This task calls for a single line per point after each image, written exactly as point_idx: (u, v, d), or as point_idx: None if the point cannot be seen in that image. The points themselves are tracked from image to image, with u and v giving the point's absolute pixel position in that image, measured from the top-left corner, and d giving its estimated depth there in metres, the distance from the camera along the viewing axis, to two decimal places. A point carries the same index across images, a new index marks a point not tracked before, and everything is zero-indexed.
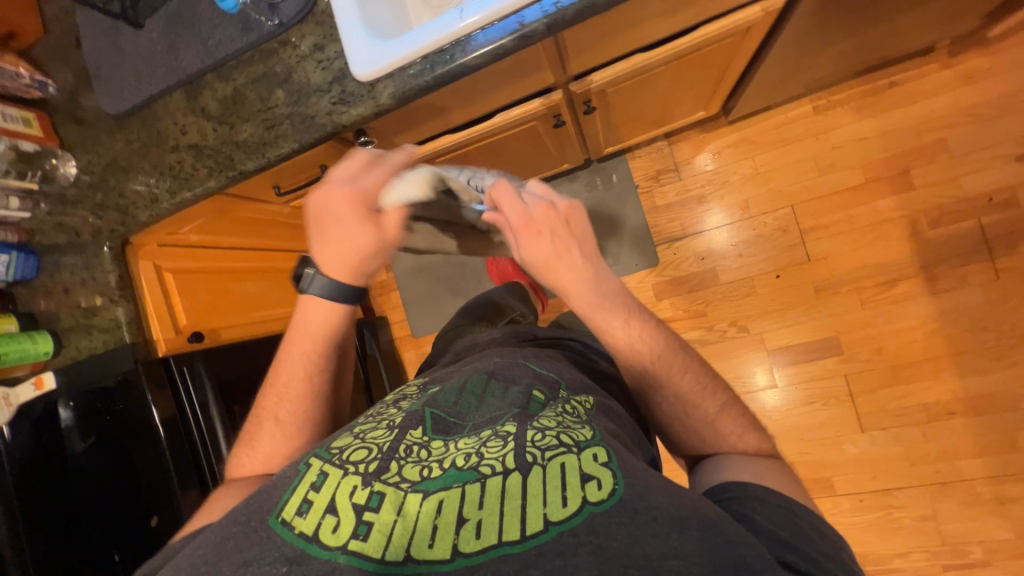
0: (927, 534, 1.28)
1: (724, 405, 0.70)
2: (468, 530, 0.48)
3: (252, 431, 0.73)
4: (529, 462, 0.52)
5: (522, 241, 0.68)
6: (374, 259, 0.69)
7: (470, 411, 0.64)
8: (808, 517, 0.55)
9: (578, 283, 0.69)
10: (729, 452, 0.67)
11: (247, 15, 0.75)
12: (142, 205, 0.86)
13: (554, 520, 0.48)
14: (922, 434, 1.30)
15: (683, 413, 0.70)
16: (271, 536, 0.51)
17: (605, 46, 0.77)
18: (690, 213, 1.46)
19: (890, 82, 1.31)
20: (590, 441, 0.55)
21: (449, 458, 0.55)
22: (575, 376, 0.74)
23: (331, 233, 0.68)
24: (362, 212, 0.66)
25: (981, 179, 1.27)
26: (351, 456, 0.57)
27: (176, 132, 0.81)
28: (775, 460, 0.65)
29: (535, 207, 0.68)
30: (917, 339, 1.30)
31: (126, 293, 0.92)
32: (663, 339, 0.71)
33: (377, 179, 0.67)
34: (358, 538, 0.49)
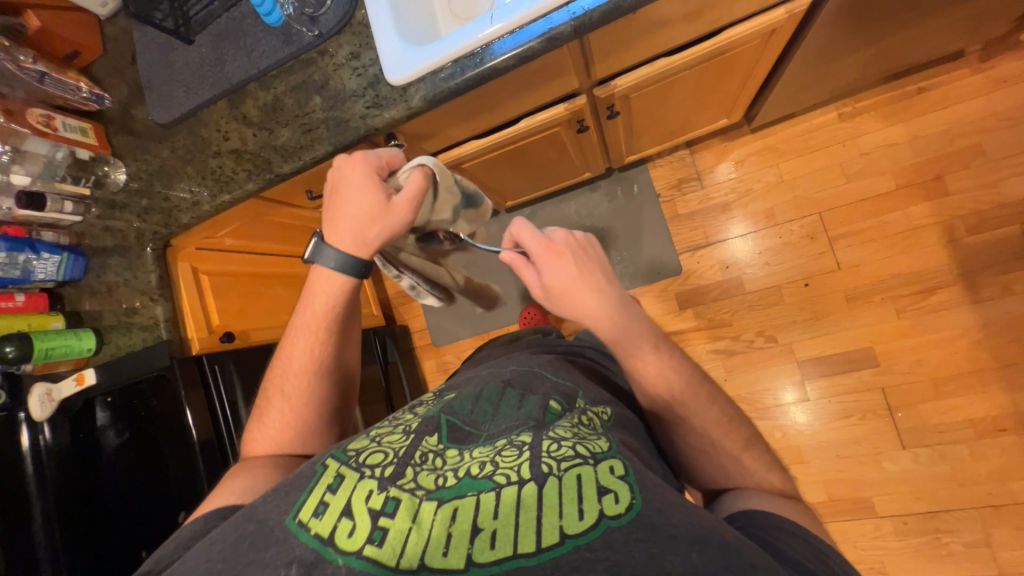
0: (980, 562, 1.19)
1: (748, 440, 0.67)
2: (483, 540, 0.46)
3: (263, 407, 0.75)
4: (544, 471, 0.50)
5: (545, 263, 0.69)
6: (377, 212, 0.69)
7: (486, 420, 0.63)
8: (834, 555, 0.51)
9: (601, 307, 0.68)
10: (754, 489, 0.63)
11: (289, 27, 0.80)
12: (184, 207, 0.90)
13: (571, 533, 0.46)
14: (970, 453, 1.22)
15: (709, 446, 0.67)
16: (286, 535, 0.49)
17: (629, 51, 0.79)
18: (713, 221, 1.45)
19: (919, 88, 1.30)
20: (607, 453, 0.54)
21: (464, 467, 0.54)
22: (595, 390, 0.73)
23: (341, 198, 0.70)
24: (371, 174, 0.70)
25: (1021, 184, 1.22)
26: (368, 460, 0.56)
27: (219, 139, 0.86)
28: (800, 501, 0.62)
29: (556, 235, 0.71)
30: (959, 350, 1.24)
31: (164, 294, 0.95)
32: (684, 367, 0.70)
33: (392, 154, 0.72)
34: (372, 543, 0.47)
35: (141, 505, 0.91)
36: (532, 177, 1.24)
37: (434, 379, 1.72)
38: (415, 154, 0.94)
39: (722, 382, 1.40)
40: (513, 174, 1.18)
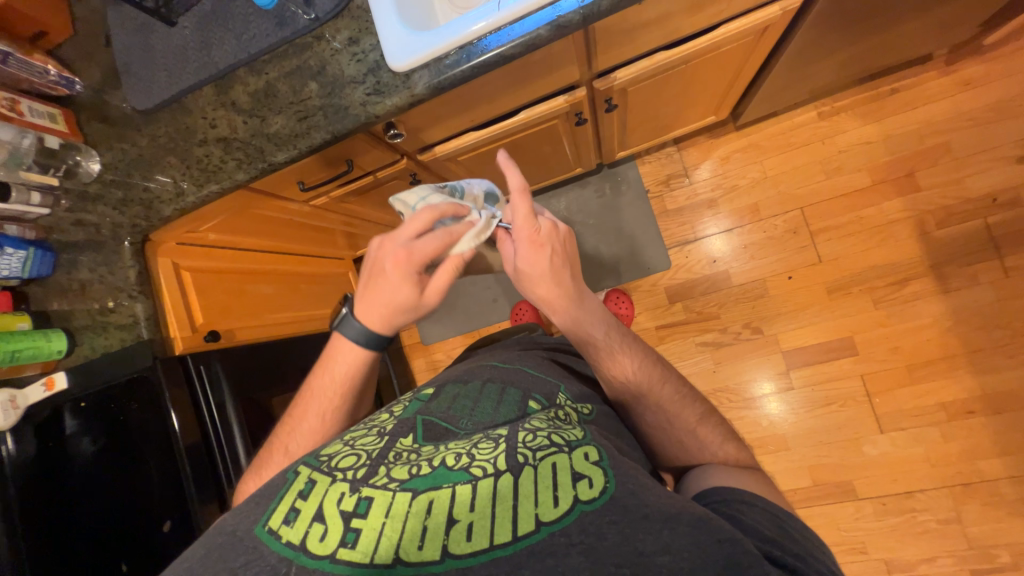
0: (952, 538, 1.26)
1: (702, 414, 0.69)
2: (459, 532, 0.47)
3: (262, 461, 0.69)
4: (520, 462, 0.51)
5: (523, 251, 0.65)
6: (408, 316, 0.68)
7: (463, 415, 0.63)
8: (792, 521, 0.54)
9: (563, 297, 0.67)
10: (713, 462, 0.65)
11: (282, 10, 0.77)
12: (166, 198, 0.85)
13: (545, 520, 0.46)
14: (942, 434, 1.29)
15: (665, 422, 0.68)
16: (257, 545, 0.49)
17: (630, 44, 0.79)
18: (700, 217, 1.48)
19: (891, 89, 1.36)
20: (582, 440, 0.54)
21: (438, 458, 0.54)
22: (575, 384, 0.73)
23: (376, 286, 0.67)
24: (413, 275, 0.65)
25: (985, 180, 1.30)
26: (340, 463, 0.55)
27: (205, 126, 0.82)
28: (755, 470, 0.64)
29: (543, 223, 0.65)
30: (931, 337, 1.31)
31: (144, 291, 0.90)
32: (640, 351, 0.71)
33: (435, 248, 0.65)
34: (347, 545, 0.48)
35: (116, 522, 0.83)
36: (524, 171, 1.23)
37: (424, 378, 1.69)
38: (412, 145, 0.92)
39: (711, 374, 1.43)
40: (507, 168, 1.17)
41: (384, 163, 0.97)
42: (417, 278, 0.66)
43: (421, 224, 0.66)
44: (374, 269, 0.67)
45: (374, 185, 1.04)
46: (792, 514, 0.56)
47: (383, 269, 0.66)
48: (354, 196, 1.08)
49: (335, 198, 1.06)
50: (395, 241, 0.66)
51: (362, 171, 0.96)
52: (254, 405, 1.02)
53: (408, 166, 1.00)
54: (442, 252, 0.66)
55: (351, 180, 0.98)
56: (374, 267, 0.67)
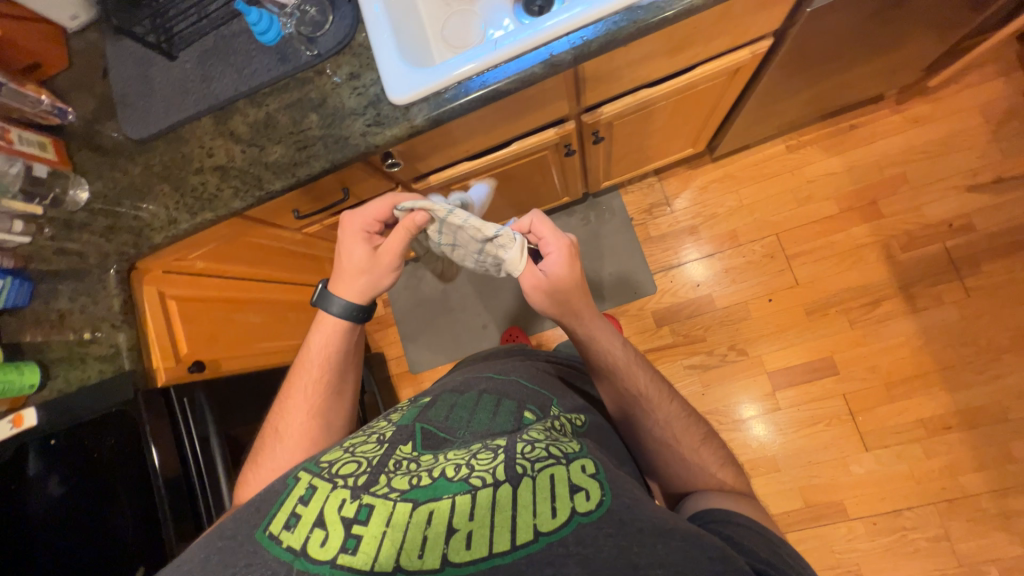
0: (943, 556, 1.27)
1: (705, 436, 0.69)
2: (459, 541, 0.46)
3: (257, 447, 0.71)
4: (519, 473, 0.50)
5: (555, 262, 0.68)
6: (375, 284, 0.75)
7: (461, 425, 0.63)
8: (785, 547, 0.52)
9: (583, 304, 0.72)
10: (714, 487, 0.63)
11: (284, 47, 0.80)
12: (157, 226, 0.85)
13: (544, 530, 0.46)
14: (924, 451, 1.32)
15: (671, 439, 0.68)
16: (257, 550, 0.48)
17: (615, 82, 0.85)
18: (681, 243, 1.54)
19: (850, 125, 1.48)
20: (578, 453, 0.54)
21: (438, 468, 0.53)
22: (570, 398, 0.73)
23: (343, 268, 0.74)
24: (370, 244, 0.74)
25: (940, 207, 1.40)
26: (340, 470, 0.54)
27: (202, 155, 0.82)
28: (752, 496, 0.63)
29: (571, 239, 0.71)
30: (905, 356, 1.37)
31: (128, 320, 0.87)
32: (646, 369, 0.73)
33: (379, 209, 0.73)
34: (346, 551, 0.47)
35: None
36: (515, 200, 1.27)
37: None
38: (408, 174, 0.94)
39: (700, 397, 1.45)
40: (498, 196, 1.20)
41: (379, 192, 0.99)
42: (365, 237, 0.74)
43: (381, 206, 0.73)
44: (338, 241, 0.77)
45: None
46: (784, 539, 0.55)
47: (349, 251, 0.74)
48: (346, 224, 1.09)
49: (329, 225, 1.07)
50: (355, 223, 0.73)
51: (357, 200, 0.98)
52: (238, 436, 0.98)
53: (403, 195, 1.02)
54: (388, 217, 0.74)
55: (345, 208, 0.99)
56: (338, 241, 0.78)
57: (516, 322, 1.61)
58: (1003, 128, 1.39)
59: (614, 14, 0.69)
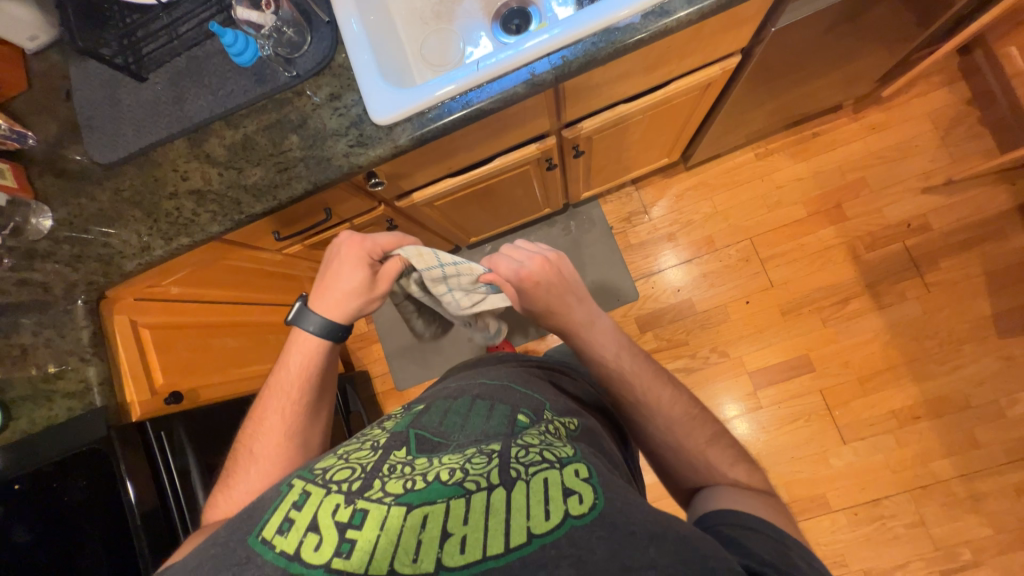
0: (920, 541, 1.33)
1: (712, 435, 0.68)
2: (453, 545, 0.46)
3: (229, 470, 0.68)
4: (513, 477, 0.50)
5: (524, 291, 0.72)
6: (358, 305, 0.75)
7: (454, 427, 0.63)
8: (800, 549, 0.50)
9: (571, 323, 0.73)
10: (727, 484, 0.62)
11: (262, 67, 0.79)
12: (129, 253, 0.81)
13: (537, 533, 0.45)
14: (897, 440, 1.38)
15: (674, 442, 0.67)
16: (250, 556, 0.48)
17: (594, 98, 0.87)
18: (660, 250, 1.58)
19: (813, 133, 1.56)
20: (572, 458, 0.54)
21: (433, 472, 0.54)
22: (561, 400, 0.74)
23: (333, 286, 0.75)
24: (365, 263, 0.75)
25: (899, 208, 1.48)
26: (335, 476, 0.55)
27: (176, 178, 0.80)
28: (769, 495, 0.60)
29: (531, 261, 0.72)
30: (875, 350, 1.44)
31: (99, 353, 0.83)
32: (650, 370, 0.71)
33: (389, 242, 0.77)
34: (340, 555, 0.47)
35: None
36: (496, 212, 1.28)
37: None
38: (391, 192, 0.94)
39: None
40: (479, 209, 1.21)
41: (361, 211, 0.98)
42: (369, 264, 0.75)
43: (391, 241, 0.76)
44: (331, 259, 0.76)
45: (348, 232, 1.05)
46: (800, 540, 0.52)
47: (343, 270, 0.75)
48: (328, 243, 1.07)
49: (310, 245, 1.05)
50: (364, 248, 0.75)
51: (339, 219, 0.97)
52: (218, 466, 0.95)
53: (386, 213, 1.01)
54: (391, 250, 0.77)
55: (326, 228, 0.98)
56: (333, 258, 0.77)
57: (502, 333, 1.61)
58: (953, 133, 1.48)
59: (592, 35, 0.70)
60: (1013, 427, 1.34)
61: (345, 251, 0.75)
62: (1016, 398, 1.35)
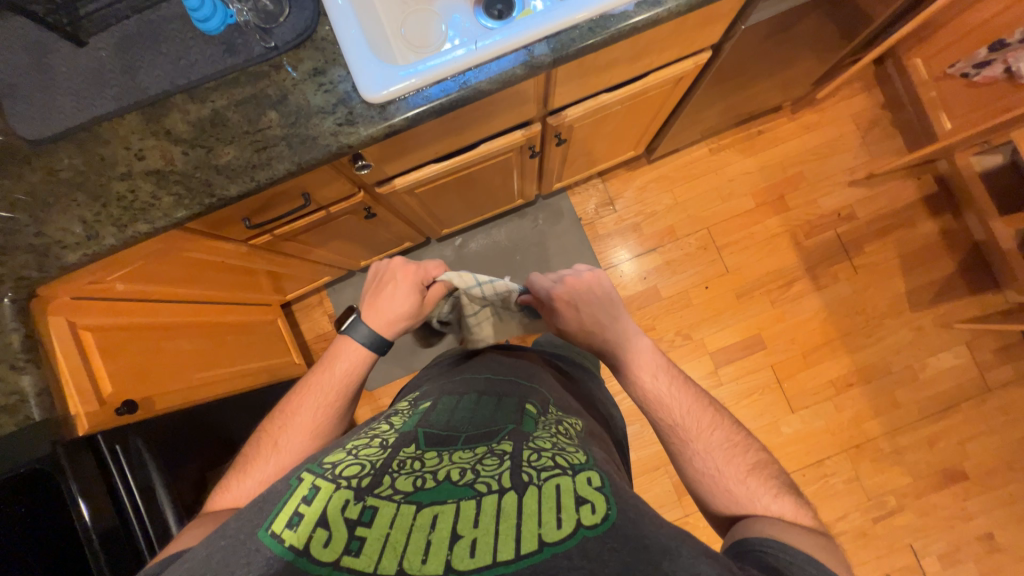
0: (855, 493, 1.50)
1: (755, 465, 0.64)
2: (463, 548, 0.44)
3: (247, 457, 0.69)
4: (525, 481, 0.50)
5: (555, 312, 0.81)
6: (405, 323, 0.81)
7: (463, 424, 0.63)
8: None
9: (607, 341, 0.77)
10: (763, 513, 0.58)
11: (232, 38, 0.72)
12: (70, 243, 0.70)
13: (549, 540, 0.44)
14: (836, 406, 1.55)
15: (713, 468, 0.64)
16: (259, 549, 0.45)
17: (581, 86, 0.88)
18: (626, 240, 1.65)
19: (758, 131, 1.69)
20: (584, 465, 0.54)
21: (443, 471, 0.52)
22: (565, 401, 0.77)
23: (384, 302, 0.80)
24: (415, 284, 0.81)
25: (831, 199, 1.65)
26: (344, 471, 0.52)
27: (128, 157, 0.71)
28: (823, 534, 0.54)
29: (559, 287, 0.80)
30: (815, 326, 1.60)
31: (34, 359, 0.71)
32: (690, 394, 0.71)
33: (435, 269, 0.84)
34: (350, 553, 0.44)
35: None
36: (472, 202, 1.27)
37: None
38: (373, 178, 0.90)
39: None
40: (458, 199, 1.20)
41: (339, 199, 0.93)
42: (418, 289, 0.82)
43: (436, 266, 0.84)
44: (385, 280, 0.82)
45: (323, 221, 0.99)
46: None
47: (393, 290, 0.81)
48: (300, 234, 1.01)
49: (280, 237, 0.98)
50: (415, 272, 0.82)
51: (316, 205, 0.91)
52: (181, 479, 0.87)
53: (364, 201, 0.97)
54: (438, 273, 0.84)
55: (301, 216, 0.92)
56: (384, 279, 0.82)
57: None
58: (872, 133, 1.68)
59: (587, 22, 0.72)
60: (925, 387, 1.55)
61: (397, 270, 0.81)
62: (926, 363, 1.56)
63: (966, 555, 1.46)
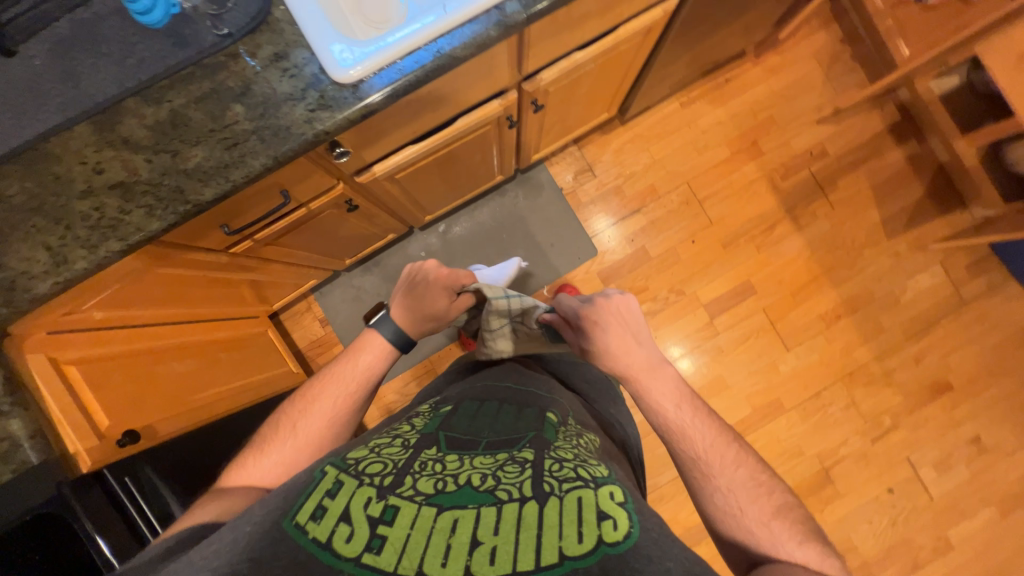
0: (853, 418, 1.58)
1: (779, 508, 0.62)
2: (483, 554, 0.44)
3: (267, 437, 0.73)
4: (546, 491, 0.49)
5: (583, 332, 0.79)
6: (429, 322, 0.89)
7: (485, 430, 0.63)
8: None
9: (631, 366, 0.75)
10: (786, 561, 0.57)
11: (180, 28, 0.67)
12: (37, 272, 0.65)
13: (570, 554, 0.44)
14: (827, 338, 1.61)
15: (735, 508, 0.63)
16: (282, 538, 0.45)
17: (554, 45, 0.86)
18: (610, 205, 1.64)
19: (725, 79, 1.69)
20: (606, 479, 0.53)
21: (464, 475, 0.52)
22: (581, 414, 0.78)
23: (414, 299, 0.88)
24: (445, 287, 0.89)
25: (802, 140, 1.68)
26: (367, 468, 0.53)
27: (86, 173, 0.65)
28: None
29: (592, 306, 0.79)
30: (800, 265, 1.64)
31: (18, 402, 0.67)
32: (712, 426, 0.70)
33: (466, 278, 0.91)
34: (371, 550, 0.44)
35: None
36: (454, 183, 1.24)
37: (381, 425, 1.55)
38: (351, 168, 0.86)
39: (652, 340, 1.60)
40: (440, 181, 1.17)
41: (319, 194, 0.89)
42: (446, 293, 0.90)
43: (467, 275, 0.92)
44: (418, 280, 0.90)
45: (305, 220, 0.95)
46: None
47: (424, 290, 0.89)
48: (281, 236, 0.97)
49: (262, 241, 0.94)
50: (446, 275, 0.90)
51: (295, 203, 0.87)
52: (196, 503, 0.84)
53: (345, 192, 0.93)
54: (467, 282, 0.92)
55: (280, 216, 0.88)
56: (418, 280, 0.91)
57: None
58: (834, 69, 1.70)
59: None
60: (906, 309, 1.62)
61: (429, 273, 0.90)
62: (905, 287, 1.63)
63: (957, 460, 1.56)
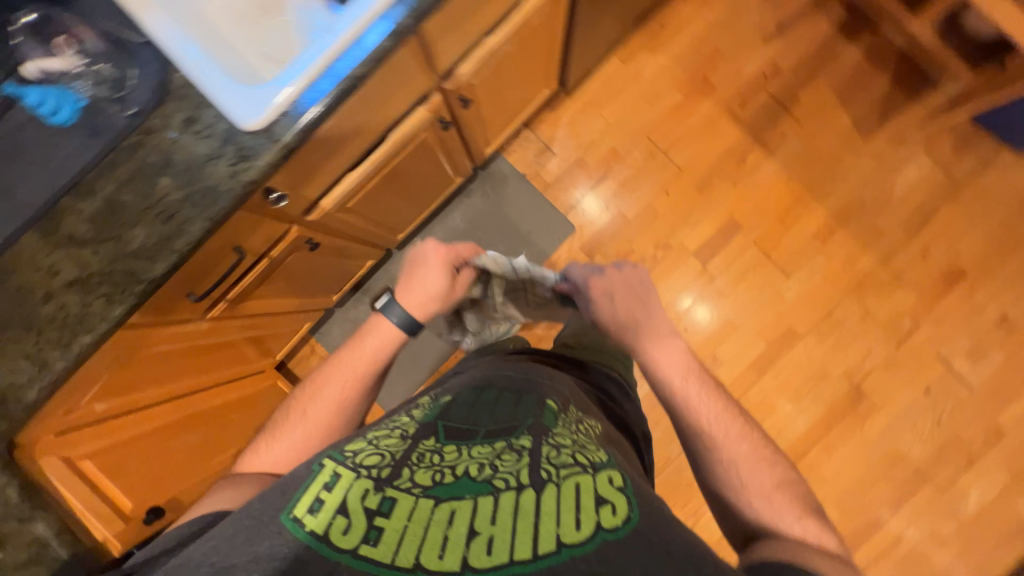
0: (872, 328, 1.54)
1: (780, 483, 0.62)
2: (480, 545, 0.45)
3: (279, 422, 0.76)
4: (543, 479, 0.50)
5: (592, 301, 0.83)
6: (436, 303, 0.85)
7: (484, 415, 0.63)
8: None
9: (640, 339, 0.75)
10: (784, 533, 0.57)
11: (91, 119, 0.69)
12: (23, 380, 0.68)
13: (567, 542, 0.44)
14: (826, 255, 1.57)
15: (738, 481, 0.63)
16: (280, 530, 0.47)
17: (459, 37, 0.85)
18: (576, 177, 1.63)
19: (660, 24, 1.66)
20: (606, 464, 0.54)
21: (461, 465, 0.53)
22: (580, 397, 0.77)
23: (418, 282, 0.85)
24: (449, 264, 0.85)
25: (752, 63, 1.64)
26: (365, 460, 0.54)
27: (44, 279, 0.68)
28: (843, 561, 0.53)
29: (602, 275, 0.83)
30: (781, 189, 1.60)
31: (38, 504, 0.70)
32: (720, 400, 0.69)
33: (467, 253, 0.87)
34: (368, 542, 0.45)
35: None
36: (413, 197, 1.25)
37: None
38: (297, 207, 0.87)
39: None
40: (396, 198, 1.17)
41: (275, 241, 0.91)
42: (450, 270, 0.85)
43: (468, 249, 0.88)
44: (419, 261, 0.86)
45: (271, 269, 0.97)
46: None
47: (427, 270, 0.85)
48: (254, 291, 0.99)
49: (236, 300, 0.96)
50: (448, 252, 0.86)
51: (254, 256, 0.89)
52: None
53: (301, 234, 0.95)
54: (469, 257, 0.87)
55: (245, 272, 0.90)
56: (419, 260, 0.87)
57: None
58: None
59: None
60: (901, 206, 1.57)
61: (429, 252, 0.86)
62: (894, 183, 1.58)
63: (989, 345, 1.51)
